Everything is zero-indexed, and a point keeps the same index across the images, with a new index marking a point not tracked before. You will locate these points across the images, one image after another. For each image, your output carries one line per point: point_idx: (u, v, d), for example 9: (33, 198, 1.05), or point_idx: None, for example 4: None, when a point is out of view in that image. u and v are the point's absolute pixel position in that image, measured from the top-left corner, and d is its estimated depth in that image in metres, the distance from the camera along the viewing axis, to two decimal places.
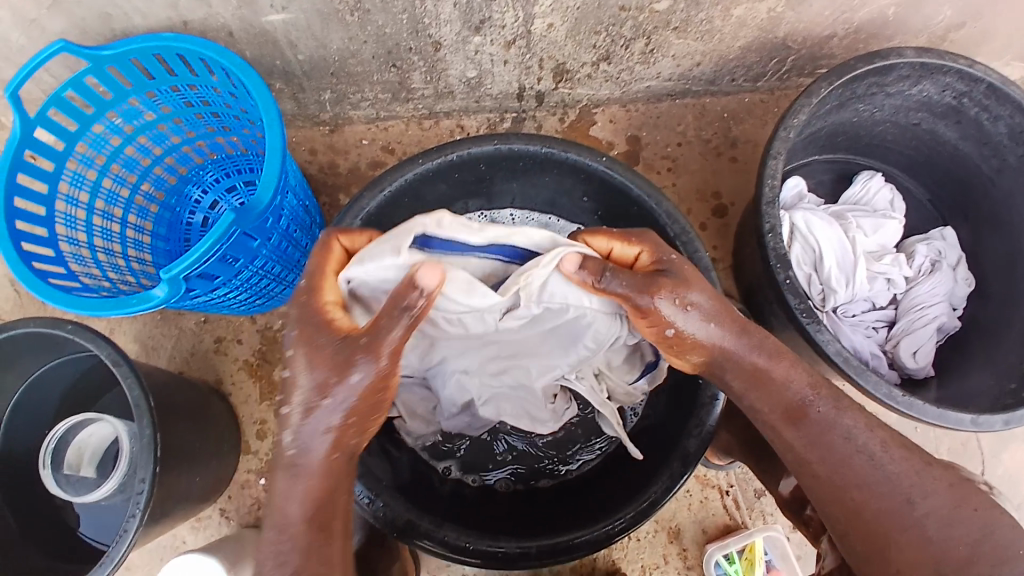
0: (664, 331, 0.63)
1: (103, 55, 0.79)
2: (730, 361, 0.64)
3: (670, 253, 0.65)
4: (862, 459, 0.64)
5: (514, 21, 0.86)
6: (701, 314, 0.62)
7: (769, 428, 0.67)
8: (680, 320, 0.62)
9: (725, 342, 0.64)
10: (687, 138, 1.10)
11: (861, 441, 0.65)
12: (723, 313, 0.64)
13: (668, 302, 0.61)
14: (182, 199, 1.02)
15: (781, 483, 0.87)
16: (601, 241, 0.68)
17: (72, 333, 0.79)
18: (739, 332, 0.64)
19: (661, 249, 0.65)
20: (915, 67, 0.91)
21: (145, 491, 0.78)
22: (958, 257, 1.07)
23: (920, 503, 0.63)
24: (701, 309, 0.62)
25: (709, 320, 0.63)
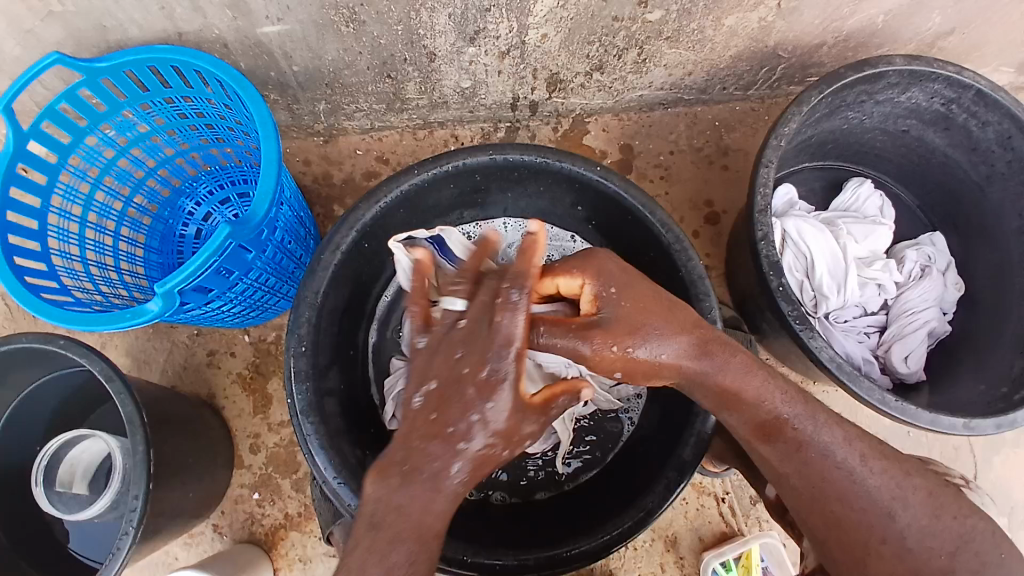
0: (614, 373, 0.65)
1: (98, 67, 0.79)
2: (696, 384, 0.65)
3: (612, 286, 0.64)
4: (839, 475, 0.63)
5: (509, 32, 0.87)
6: (648, 347, 0.62)
7: (744, 441, 0.67)
8: (627, 361, 0.63)
9: (684, 367, 0.63)
10: (679, 147, 1.11)
11: (838, 456, 0.64)
12: (677, 333, 0.63)
13: (607, 349, 0.62)
14: (175, 211, 1.02)
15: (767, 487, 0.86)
16: (546, 285, 0.66)
17: (64, 348, 0.79)
18: (699, 356, 0.63)
19: (603, 281, 0.64)
20: (904, 75, 0.92)
21: (138, 508, 0.77)
22: (947, 263, 1.09)
23: (900, 516, 0.62)
24: (651, 342, 0.62)
25: (661, 351, 0.63)
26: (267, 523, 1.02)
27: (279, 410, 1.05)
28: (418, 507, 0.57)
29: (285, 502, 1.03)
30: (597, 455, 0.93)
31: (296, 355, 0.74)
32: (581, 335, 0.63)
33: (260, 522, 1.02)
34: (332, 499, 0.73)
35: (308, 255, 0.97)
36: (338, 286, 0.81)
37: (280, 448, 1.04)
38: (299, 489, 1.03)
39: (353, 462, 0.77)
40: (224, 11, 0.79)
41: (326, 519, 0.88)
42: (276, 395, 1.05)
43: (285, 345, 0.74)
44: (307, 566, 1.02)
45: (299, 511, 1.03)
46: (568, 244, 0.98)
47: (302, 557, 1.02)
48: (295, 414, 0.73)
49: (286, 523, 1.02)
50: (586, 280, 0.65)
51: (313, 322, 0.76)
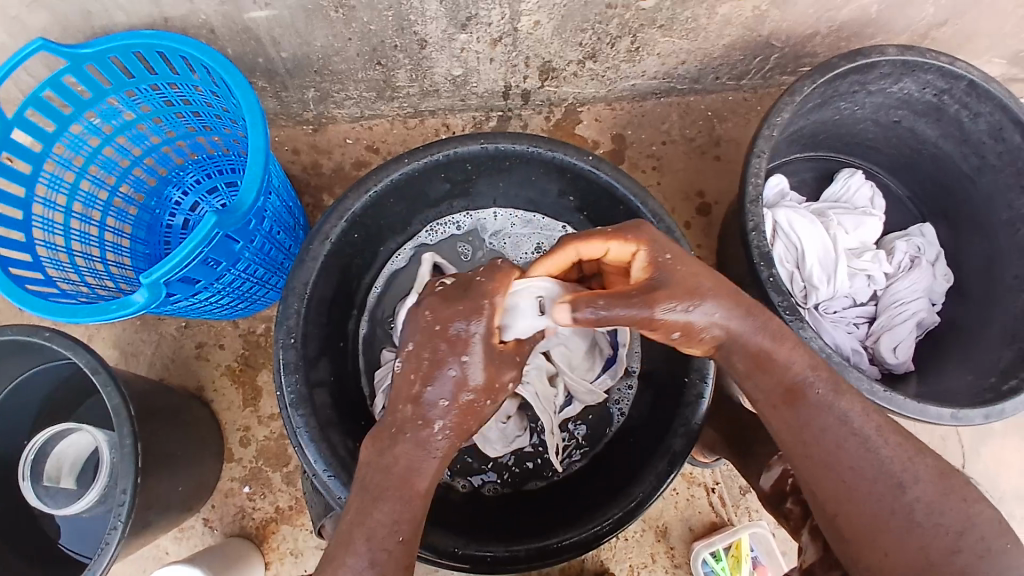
0: (670, 335, 0.60)
1: (83, 53, 0.76)
2: (737, 347, 0.61)
3: (666, 252, 0.60)
4: (854, 443, 0.60)
5: (501, 18, 0.85)
6: (705, 311, 0.58)
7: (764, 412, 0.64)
8: (685, 321, 0.58)
9: (732, 328, 0.60)
10: (671, 137, 1.11)
11: (855, 423, 0.61)
12: (720, 297, 0.59)
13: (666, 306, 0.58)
14: (162, 201, 1.00)
15: (762, 476, 0.82)
16: (596, 246, 0.63)
17: (48, 340, 0.77)
18: (745, 314, 0.60)
19: (657, 247, 0.61)
20: (897, 65, 0.92)
21: (126, 502, 0.76)
22: (937, 254, 1.09)
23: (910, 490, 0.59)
24: (705, 303, 0.59)
25: (715, 311, 0.59)
26: (258, 516, 1.02)
27: (268, 402, 1.04)
28: (404, 464, 0.58)
29: (275, 496, 1.02)
30: (588, 446, 0.92)
31: (284, 347, 0.73)
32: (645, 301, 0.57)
33: (250, 515, 1.01)
34: (321, 491, 0.72)
35: (297, 246, 0.96)
36: (328, 276, 0.80)
37: (270, 441, 1.03)
38: (290, 482, 1.02)
39: (345, 455, 0.76)
40: None
41: (318, 512, 0.87)
42: (265, 387, 1.04)
43: (274, 337, 0.73)
44: (298, 560, 1.01)
45: (290, 503, 1.02)
46: (558, 234, 0.97)
47: (292, 550, 1.01)
48: (284, 406, 0.72)
49: (277, 517, 1.02)
50: (641, 247, 0.61)
51: (302, 313, 0.75)
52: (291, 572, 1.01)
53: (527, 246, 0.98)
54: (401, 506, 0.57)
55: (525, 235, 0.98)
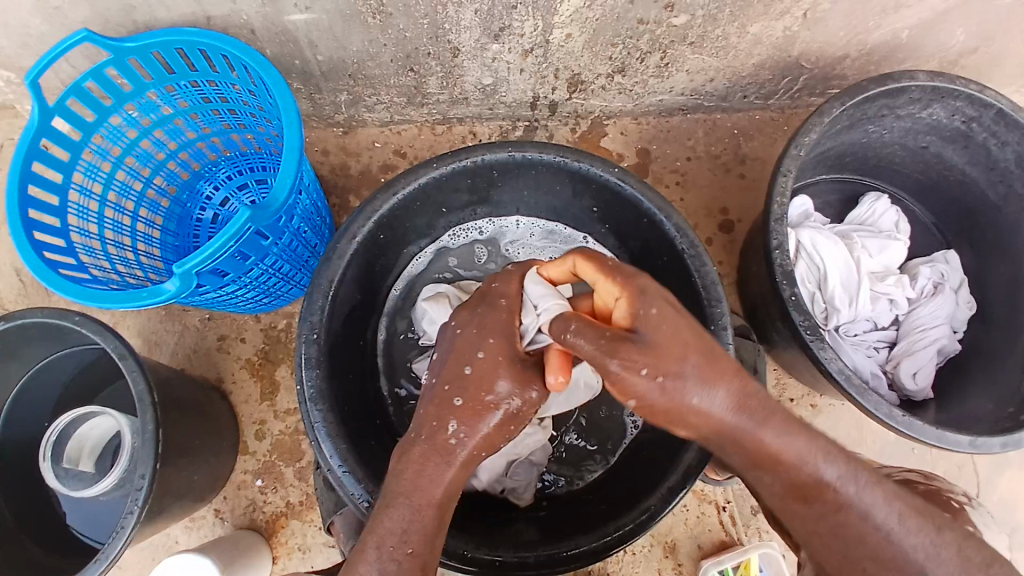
0: (630, 399, 0.56)
1: (126, 47, 0.79)
2: (727, 436, 0.57)
3: (652, 306, 0.56)
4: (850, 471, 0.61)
5: (534, 30, 0.87)
6: (701, 400, 0.55)
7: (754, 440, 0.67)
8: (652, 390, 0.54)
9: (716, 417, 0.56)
10: (696, 153, 1.11)
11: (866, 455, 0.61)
12: (717, 384, 0.55)
13: (635, 374, 0.53)
14: (193, 195, 1.02)
15: None
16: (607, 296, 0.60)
17: (78, 324, 0.79)
18: (735, 406, 0.56)
19: (642, 300, 0.56)
20: (927, 90, 0.92)
21: (144, 487, 0.77)
22: (960, 281, 1.08)
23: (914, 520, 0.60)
24: (691, 385, 0.54)
25: (695, 390, 0.55)
26: (269, 510, 1.03)
27: (286, 397, 1.05)
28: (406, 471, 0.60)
29: (287, 490, 1.03)
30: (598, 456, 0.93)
31: (307, 341, 0.74)
32: (609, 350, 0.54)
33: (261, 509, 1.03)
34: (335, 487, 0.73)
35: (322, 244, 0.97)
36: (354, 275, 0.81)
37: (285, 436, 1.04)
38: (302, 478, 1.03)
39: (359, 450, 0.77)
40: None
41: (328, 508, 0.89)
42: (283, 382, 1.06)
43: (298, 331, 0.74)
44: (306, 556, 1.02)
45: (301, 499, 1.03)
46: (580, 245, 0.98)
47: (301, 544, 1.02)
48: (304, 400, 0.73)
49: (287, 511, 1.03)
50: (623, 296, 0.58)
51: (327, 309, 0.76)
52: (299, 567, 1.01)
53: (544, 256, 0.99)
54: (410, 514, 0.59)
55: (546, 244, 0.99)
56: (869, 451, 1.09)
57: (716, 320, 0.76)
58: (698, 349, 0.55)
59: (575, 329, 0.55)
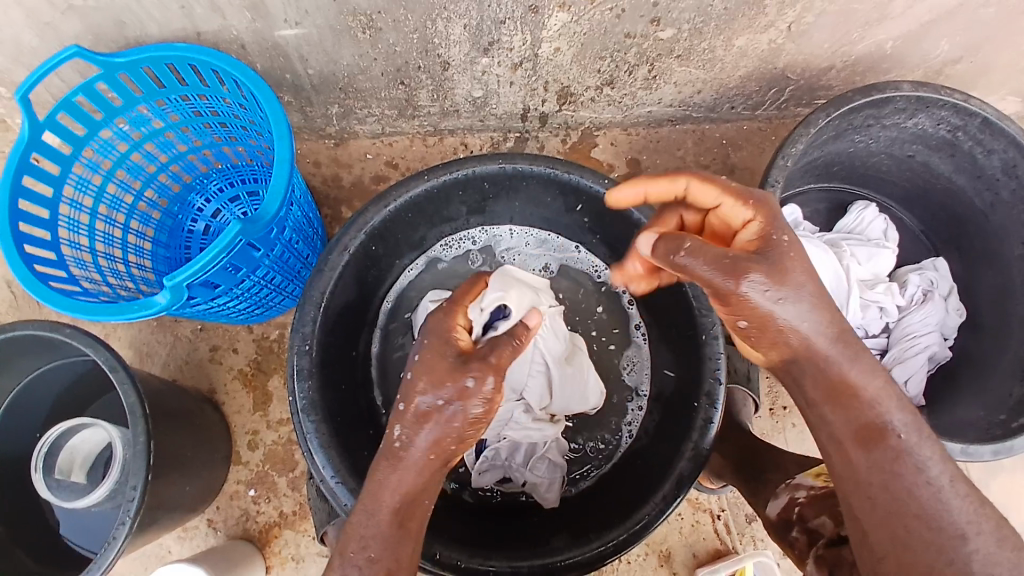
0: (739, 320, 0.58)
1: (116, 62, 0.80)
2: (815, 368, 0.59)
3: (784, 234, 0.57)
4: None
5: (522, 44, 0.88)
6: (812, 324, 0.56)
7: None
8: (765, 315, 0.56)
9: (815, 344, 0.57)
10: (685, 163, 1.12)
11: None
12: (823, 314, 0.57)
13: (758, 295, 0.55)
14: (185, 207, 1.03)
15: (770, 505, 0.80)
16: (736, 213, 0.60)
17: (69, 337, 0.79)
18: (835, 338, 0.57)
19: (777, 226, 0.57)
20: (911, 100, 0.93)
21: (136, 498, 0.77)
22: (949, 288, 1.09)
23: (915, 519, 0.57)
24: (803, 303, 0.56)
25: (804, 316, 0.56)
26: (263, 520, 1.03)
27: (279, 408, 1.05)
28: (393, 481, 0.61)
29: (281, 501, 1.03)
30: (595, 465, 0.94)
31: (298, 353, 0.75)
32: (737, 270, 0.55)
33: (255, 520, 1.03)
34: (328, 499, 0.74)
35: (314, 255, 0.98)
36: (345, 286, 0.82)
37: (278, 446, 1.05)
38: (295, 488, 1.03)
39: (352, 461, 0.77)
40: (244, 13, 0.80)
41: (321, 519, 0.87)
42: (276, 393, 1.06)
43: (290, 343, 0.75)
44: (300, 566, 1.02)
45: (295, 510, 1.03)
46: (571, 254, 0.99)
47: (295, 556, 1.02)
48: (296, 412, 0.74)
49: (281, 522, 1.03)
50: (757, 219, 0.58)
51: (318, 321, 0.76)
52: None
53: (536, 264, 1.00)
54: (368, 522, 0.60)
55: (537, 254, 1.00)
56: None
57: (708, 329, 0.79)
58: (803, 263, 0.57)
59: (690, 249, 0.55)
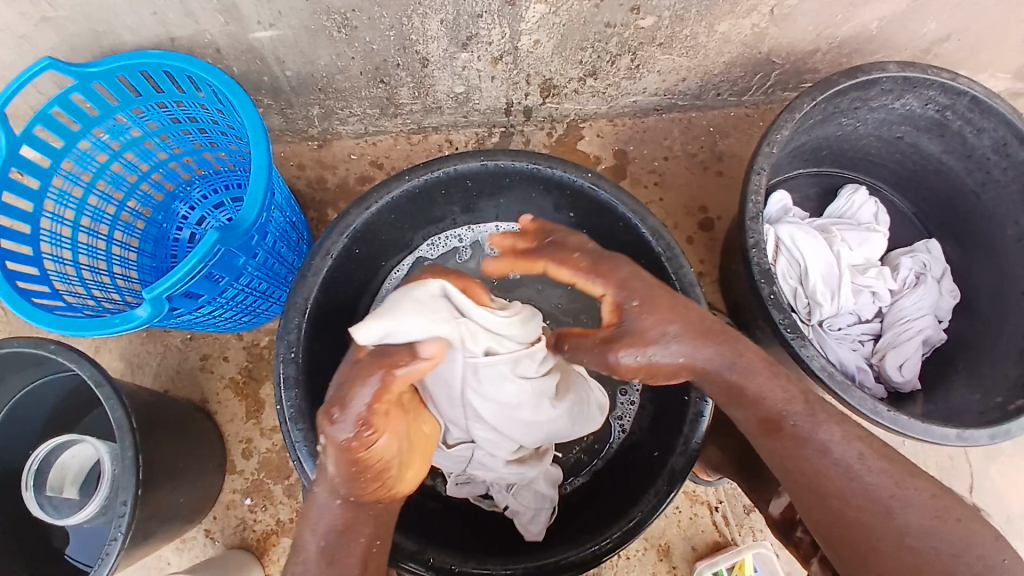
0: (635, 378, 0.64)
1: (90, 72, 0.78)
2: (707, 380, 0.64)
3: (634, 298, 0.63)
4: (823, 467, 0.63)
5: (501, 37, 0.87)
6: (681, 345, 0.62)
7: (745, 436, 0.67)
8: (648, 366, 0.62)
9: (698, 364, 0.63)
10: (673, 152, 1.11)
11: None
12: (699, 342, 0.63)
13: (629, 361, 0.62)
14: (169, 215, 1.02)
15: (771, 503, 0.84)
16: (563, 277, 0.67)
17: (54, 353, 0.78)
18: (715, 352, 0.63)
19: (625, 293, 0.63)
20: (898, 81, 0.92)
21: (126, 513, 0.76)
22: (943, 270, 1.08)
23: (897, 514, 0.62)
24: (668, 343, 0.62)
25: (679, 353, 0.62)
26: (259, 528, 1.02)
27: (271, 414, 1.04)
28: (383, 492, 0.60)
29: (277, 508, 1.02)
30: (587, 462, 0.92)
31: (284, 361, 0.74)
32: (607, 349, 0.62)
33: (251, 528, 1.02)
34: None
35: (300, 260, 0.97)
36: (331, 291, 0.80)
37: (272, 453, 1.04)
38: (290, 495, 1.03)
39: None
40: (216, 17, 0.79)
41: None
42: (268, 400, 1.05)
43: (275, 351, 0.74)
44: None
45: (290, 517, 1.02)
46: None
47: None
48: (284, 421, 0.73)
49: (278, 529, 1.02)
50: (608, 291, 0.64)
51: (304, 328, 0.75)
52: None
53: None
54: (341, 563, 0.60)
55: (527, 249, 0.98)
56: None
57: None
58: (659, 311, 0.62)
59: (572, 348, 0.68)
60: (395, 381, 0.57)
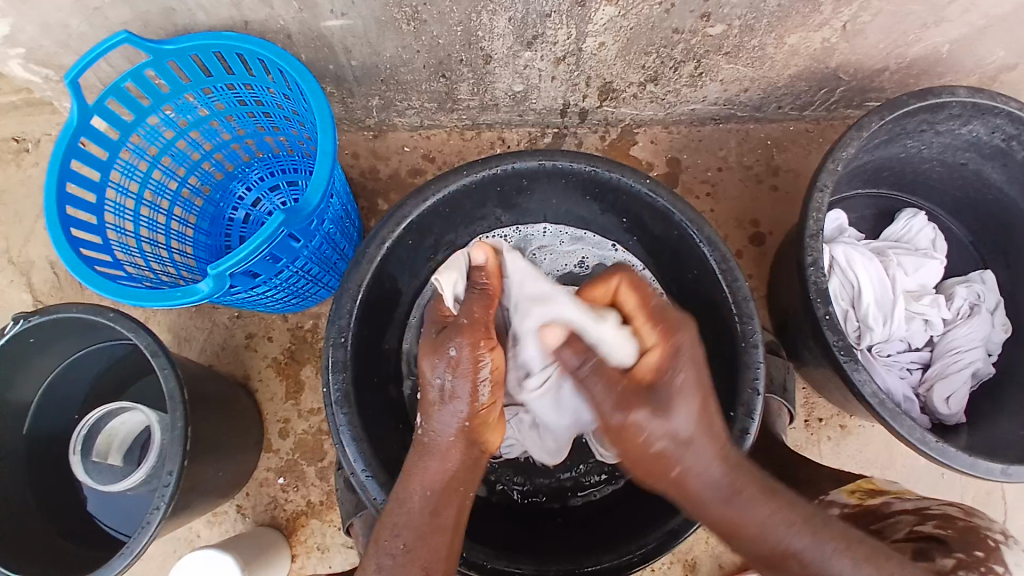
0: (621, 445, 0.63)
1: (165, 49, 0.80)
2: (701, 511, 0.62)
3: (679, 371, 0.61)
4: None
5: (567, 38, 0.86)
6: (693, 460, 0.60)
7: None
8: (645, 446, 0.60)
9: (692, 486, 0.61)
10: (728, 163, 1.09)
11: None
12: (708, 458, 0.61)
13: (632, 427, 0.60)
14: (226, 195, 1.04)
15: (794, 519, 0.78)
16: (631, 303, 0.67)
17: (112, 321, 0.80)
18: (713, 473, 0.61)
19: (670, 362, 0.61)
20: (967, 106, 0.90)
21: (171, 483, 0.78)
22: (997, 302, 1.04)
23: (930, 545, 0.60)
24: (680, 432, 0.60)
25: (681, 453, 0.60)
26: (290, 508, 1.03)
27: (310, 397, 1.06)
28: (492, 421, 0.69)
29: (308, 489, 1.04)
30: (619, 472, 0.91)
31: (334, 344, 0.74)
32: (620, 399, 0.61)
33: (282, 507, 1.03)
34: (358, 490, 0.73)
35: (351, 248, 0.98)
36: (381, 281, 0.81)
37: (308, 435, 1.05)
38: (323, 477, 1.04)
39: (384, 459, 0.77)
40: (291, 3, 0.80)
41: (347, 510, 0.87)
42: (308, 382, 1.06)
43: (326, 334, 0.75)
44: (325, 555, 1.02)
45: (321, 499, 1.03)
46: (608, 253, 0.97)
47: (320, 545, 1.02)
48: (330, 404, 0.73)
49: (308, 510, 1.03)
50: (654, 350, 0.62)
51: (355, 314, 0.76)
52: (317, 566, 1.02)
53: (570, 260, 0.99)
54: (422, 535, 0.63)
55: (573, 247, 0.98)
56: (896, 473, 1.06)
57: (747, 336, 0.75)
58: (681, 392, 0.60)
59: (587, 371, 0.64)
60: (493, 289, 0.72)
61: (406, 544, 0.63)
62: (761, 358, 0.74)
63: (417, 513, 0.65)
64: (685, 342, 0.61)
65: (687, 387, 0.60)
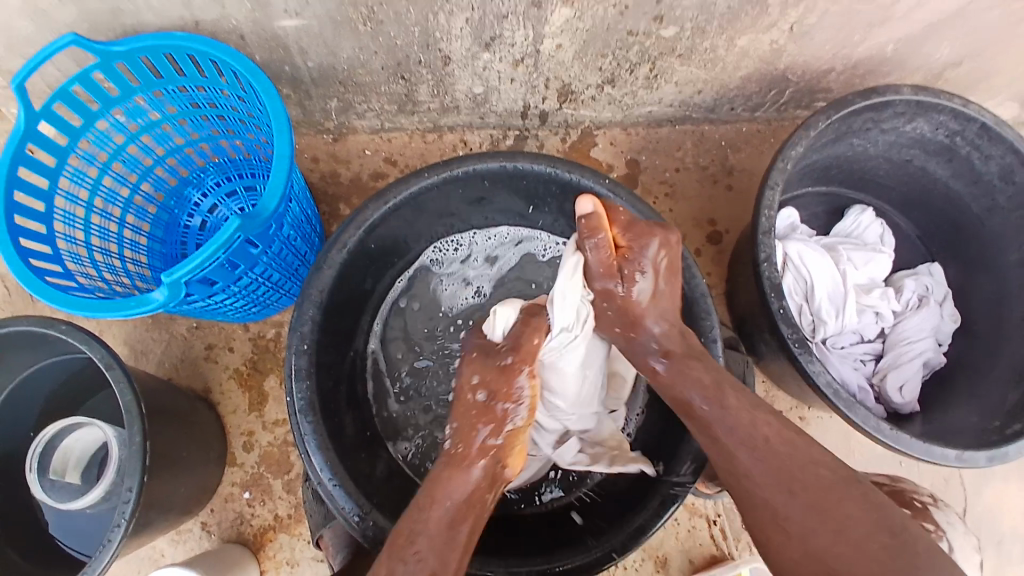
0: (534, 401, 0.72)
1: (114, 50, 0.79)
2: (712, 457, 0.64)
3: (651, 246, 0.71)
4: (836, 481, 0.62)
5: (524, 40, 0.87)
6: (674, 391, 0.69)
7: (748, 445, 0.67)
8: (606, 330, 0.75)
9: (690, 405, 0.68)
10: (685, 164, 1.12)
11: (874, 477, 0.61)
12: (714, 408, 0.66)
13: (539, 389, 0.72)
14: (181, 201, 1.02)
15: None
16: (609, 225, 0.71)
17: (64, 333, 0.78)
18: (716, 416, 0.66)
19: (643, 244, 0.71)
20: (910, 104, 0.93)
21: (131, 500, 0.76)
22: (944, 293, 1.08)
23: None
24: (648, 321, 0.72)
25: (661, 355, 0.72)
26: (256, 523, 1.01)
27: (274, 408, 1.04)
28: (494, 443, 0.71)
29: (275, 503, 1.02)
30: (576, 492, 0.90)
31: (297, 352, 0.74)
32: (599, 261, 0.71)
33: (249, 522, 1.01)
34: (325, 500, 0.73)
35: (312, 253, 0.97)
36: (342, 284, 0.80)
37: (273, 447, 1.03)
38: (290, 490, 1.02)
39: (351, 467, 0.76)
40: (243, 3, 0.79)
41: (316, 521, 0.87)
42: (272, 393, 1.04)
43: (287, 342, 0.74)
44: (295, 570, 1.00)
45: (289, 513, 1.01)
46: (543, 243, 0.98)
47: (289, 560, 1.01)
48: (293, 412, 0.72)
49: (276, 524, 1.01)
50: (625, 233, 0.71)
51: (316, 320, 0.75)
52: None
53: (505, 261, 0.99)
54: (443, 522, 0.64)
55: (496, 252, 0.99)
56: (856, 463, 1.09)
57: (705, 331, 0.77)
58: (654, 265, 0.71)
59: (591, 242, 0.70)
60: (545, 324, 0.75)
61: (418, 553, 0.61)
62: (719, 351, 0.76)
63: (433, 524, 0.64)
64: (651, 247, 0.71)
65: (650, 263, 0.71)
